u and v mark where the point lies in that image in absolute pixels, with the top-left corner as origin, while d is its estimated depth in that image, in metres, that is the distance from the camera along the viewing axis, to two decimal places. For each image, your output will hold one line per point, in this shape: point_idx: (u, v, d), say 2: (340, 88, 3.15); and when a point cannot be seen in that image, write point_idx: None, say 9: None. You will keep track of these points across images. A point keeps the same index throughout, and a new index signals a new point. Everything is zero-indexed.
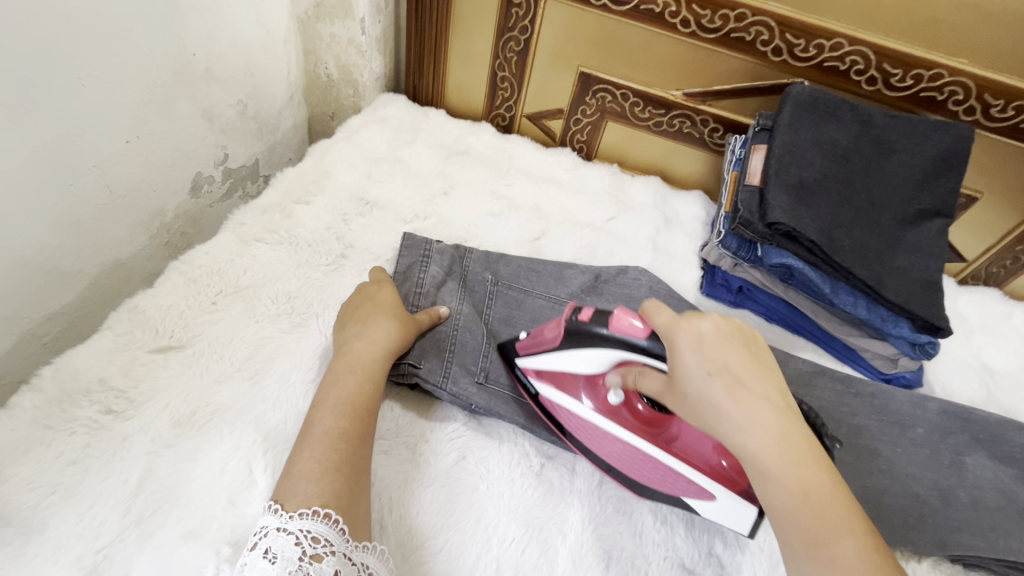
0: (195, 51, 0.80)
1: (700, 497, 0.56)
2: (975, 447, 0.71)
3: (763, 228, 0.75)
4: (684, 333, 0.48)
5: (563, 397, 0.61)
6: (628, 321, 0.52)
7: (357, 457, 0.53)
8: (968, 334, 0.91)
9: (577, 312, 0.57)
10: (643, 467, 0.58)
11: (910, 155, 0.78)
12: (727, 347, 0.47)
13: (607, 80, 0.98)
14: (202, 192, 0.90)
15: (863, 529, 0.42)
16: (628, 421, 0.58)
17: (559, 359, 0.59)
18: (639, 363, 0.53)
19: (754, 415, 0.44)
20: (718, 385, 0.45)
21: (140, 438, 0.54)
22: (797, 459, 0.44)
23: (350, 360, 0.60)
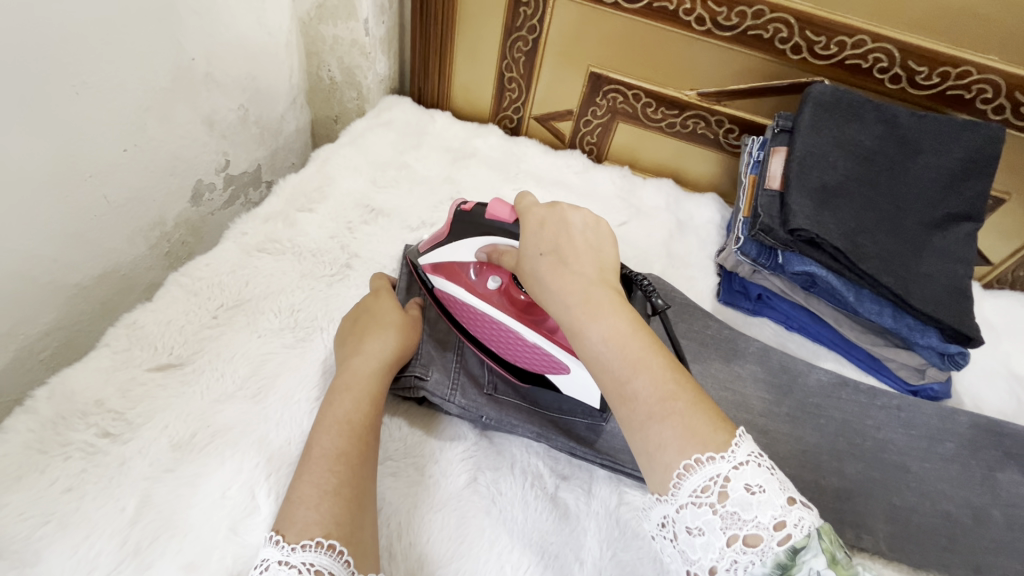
0: (194, 56, 0.77)
1: (559, 372, 0.59)
2: (1009, 463, 0.68)
3: (784, 235, 0.72)
4: (530, 216, 0.56)
5: (450, 284, 0.64)
6: (499, 206, 0.59)
7: (358, 478, 0.50)
8: (996, 341, 0.87)
9: (464, 205, 0.63)
10: (518, 351, 0.61)
11: (937, 157, 0.75)
12: (560, 233, 0.54)
13: (618, 81, 0.95)
14: (203, 200, 0.88)
15: (669, 370, 0.44)
16: (504, 305, 0.62)
17: (447, 248, 0.64)
18: (503, 245, 0.59)
19: (568, 279, 0.50)
20: (545, 261, 0.52)
21: (138, 463, 0.52)
22: (604, 307, 0.47)
23: (356, 377, 0.57)
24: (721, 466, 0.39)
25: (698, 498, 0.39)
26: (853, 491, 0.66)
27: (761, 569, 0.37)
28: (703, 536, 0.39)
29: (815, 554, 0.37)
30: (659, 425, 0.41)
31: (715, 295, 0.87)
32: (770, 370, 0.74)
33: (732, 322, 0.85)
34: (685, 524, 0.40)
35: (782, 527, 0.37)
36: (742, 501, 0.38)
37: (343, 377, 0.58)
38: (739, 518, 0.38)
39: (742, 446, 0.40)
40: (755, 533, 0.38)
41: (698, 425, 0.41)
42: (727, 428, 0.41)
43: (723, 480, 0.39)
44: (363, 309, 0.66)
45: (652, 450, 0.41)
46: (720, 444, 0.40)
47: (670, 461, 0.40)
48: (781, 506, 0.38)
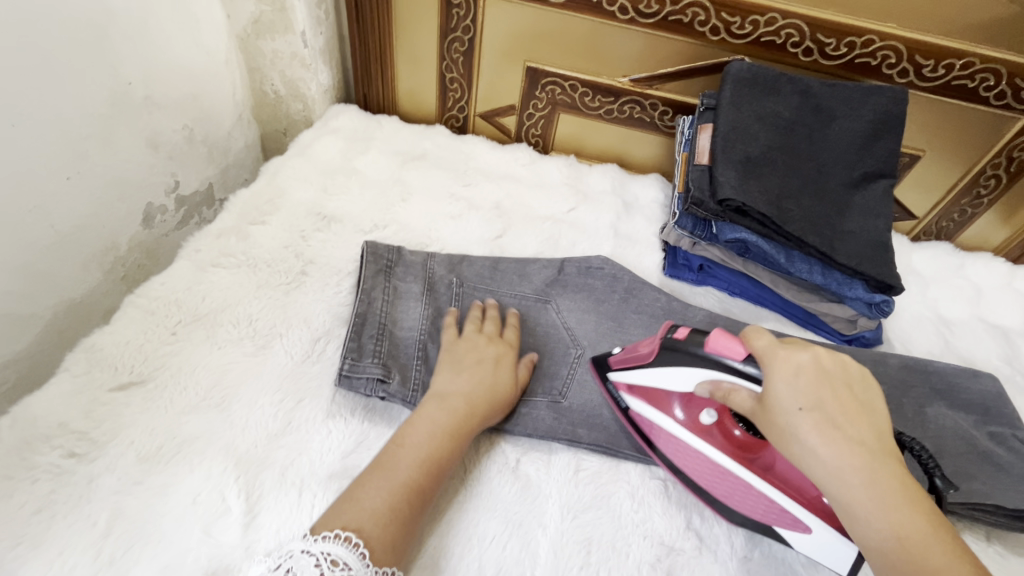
0: (131, 80, 0.78)
1: (794, 528, 0.56)
2: (935, 397, 0.73)
3: (714, 206, 0.77)
4: (773, 360, 0.49)
5: (652, 412, 0.62)
6: (723, 340, 0.53)
7: (422, 505, 0.53)
8: (923, 288, 0.94)
9: (673, 330, 0.58)
10: (735, 494, 0.58)
11: (850, 122, 0.81)
12: (825, 386, 0.48)
13: (554, 73, 0.99)
14: (154, 222, 0.89)
15: (966, 568, 0.42)
16: (720, 442, 0.59)
17: (651, 373, 0.60)
18: (729, 385, 0.53)
19: (848, 456, 0.45)
20: (808, 420, 0.46)
21: (107, 478, 0.54)
22: (893, 498, 0.44)
23: (444, 411, 0.59)
24: None
25: None
26: None
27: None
28: None
29: None
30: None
31: (661, 270, 0.90)
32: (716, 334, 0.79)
33: (679, 294, 0.89)
34: None
35: None
36: None
37: (429, 408, 0.60)
38: None
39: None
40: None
41: None
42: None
43: None
44: (480, 345, 0.67)
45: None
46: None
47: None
48: None
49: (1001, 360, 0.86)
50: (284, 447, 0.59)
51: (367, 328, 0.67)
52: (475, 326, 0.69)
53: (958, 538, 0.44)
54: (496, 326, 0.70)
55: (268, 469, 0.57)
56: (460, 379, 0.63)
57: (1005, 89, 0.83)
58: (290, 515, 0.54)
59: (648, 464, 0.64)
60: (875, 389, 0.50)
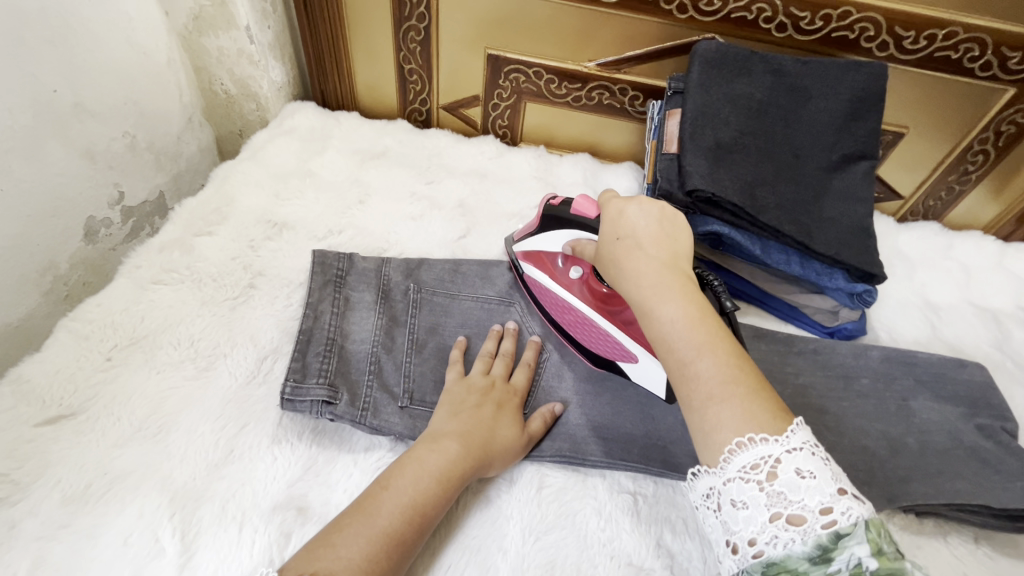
0: (57, 87, 0.73)
1: (627, 360, 0.63)
2: (920, 390, 0.70)
3: (683, 198, 0.72)
4: (609, 206, 0.57)
5: (536, 272, 0.69)
6: (586, 202, 0.60)
7: (402, 554, 0.48)
8: (910, 272, 0.90)
9: (552, 198, 0.65)
10: (591, 337, 0.66)
11: (826, 101, 0.76)
12: (645, 219, 0.54)
13: (517, 60, 0.93)
14: (99, 236, 0.84)
15: (732, 357, 0.45)
16: (585, 295, 0.66)
17: (538, 238, 0.68)
18: (585, 240, 0.61)
19: (644, 263, 0.50)
20: (619, 246, 0.53)
21: (30, 523, 0.50)
22: (674, 291, 0.47)
23: (435, 454, 0.54)
24: (774, 447, 0.40)
25: (745, 473, 0.40)
26: None
27: (802, 547, 0.37)
28: (747, 510, 0.40)
29: (859, 541, 0.37)
30: (717, 406, 0.42)
31: None
32: None
33: None
34: (731, 496, 0.41)
35: (827, 512, 0.37)
36: (791, 483, 0.39)
37: (419, 449, 0.55)
38: (784, 498, 0.39)
39: (796, 434, 0.40)
40: (800, 514, 0.38)
41: (756, 410, 0.42)
42: (784, 415, 0.42)
43: (774, 461, 0.40)
44: (484, 385, 0.61)
45: (707, 427, 0.42)
46: (776, 429, 0.41)
47: (721, 435, 0.42)
48: (829, 494, 0.38)
49: (991, 345, 0.83)
50: (225, 477, 0.55)
51: (313, 345, 0.63)
52: (483, 365, 0.64)
53: (733, 339, 0.46)
54: (505, 366, 0.65)
55: (208, 503, 0.53)
56: (454, 421, 0.57)
57: (991, 59, 0.78)
58: (229, 552, 0.50)
59: (616, 476, 0.61)
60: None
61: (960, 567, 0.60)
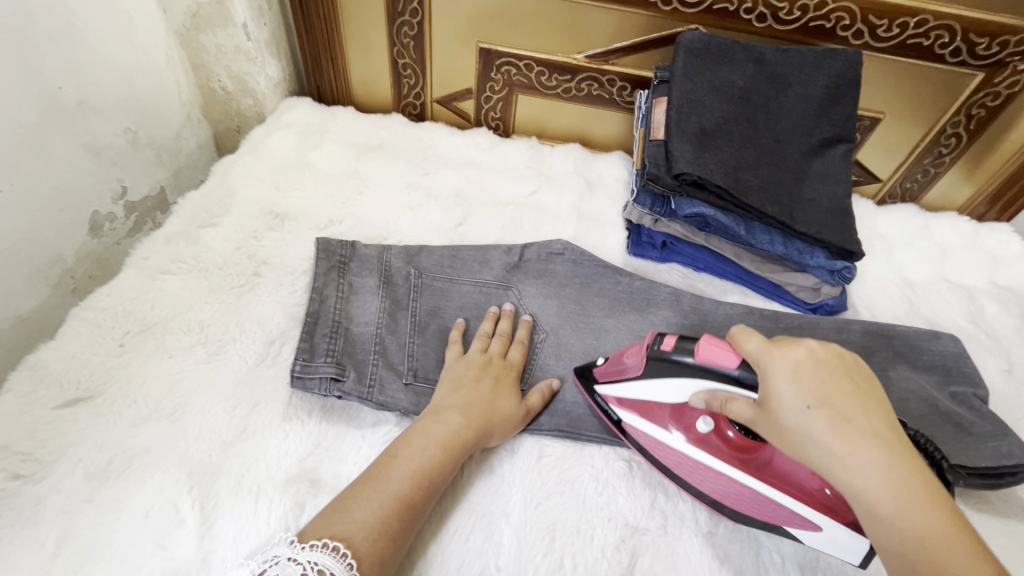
0: (62, 85, 0.75)
1: (805, 528, 0.53)
2: (897, 360, 0.74)
3: (670, 181, 0.75)
4: (770, 361, 0.47)
5: (647, 424, 0.60)
6: (711, 346, 0.52)
7: (414, 517, 0.51)
8: (889, 251, 0.94)
9: (660, 340, 0.57)
10: (742, 500, 0.56)
11: (804, 88, 0.79)
12: (828, 379, 0.46)
13: (508, 54, 0.96)
14: (103, 231, 0.86)
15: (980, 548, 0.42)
16: (720, 448, 0.57)
17: (642, 386, 0.58)
18: (724, 394, 0.52)
19: (863, 453, 0.43)
20: (818, 417, 0.45)
21: (54, 499, 0.53)
22: (907, 491, 0.43)
23: (439, 425, 0.57)
24: None
25: None
26: None
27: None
28: None
29: None
30: None
31: (624, 249, 0.89)
32: (683, 314, 0.75)
33: (643, 272, 0.87)
34: None
35: None
36: None
37: (424, 421, 0.58)
38: None
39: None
40: None
41: None
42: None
43: None
44: (482, 362, 0.65)
45: None
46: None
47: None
48: None
49: (966, 319, 0.87)
50: (240, 453, 0.58)
51: (319, 327, 0.66)
52: (482, 343, 0.67)
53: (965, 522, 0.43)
54: (502, 344, 0.68)
55: (224, 477, 0.56)
56: (456, 396, 0.61)
57: (959, 45, 0.82)
58: (247, 522, 0.53)
59: (611, 446, 0.64)
60: (875, 379, 0.49)
61: None
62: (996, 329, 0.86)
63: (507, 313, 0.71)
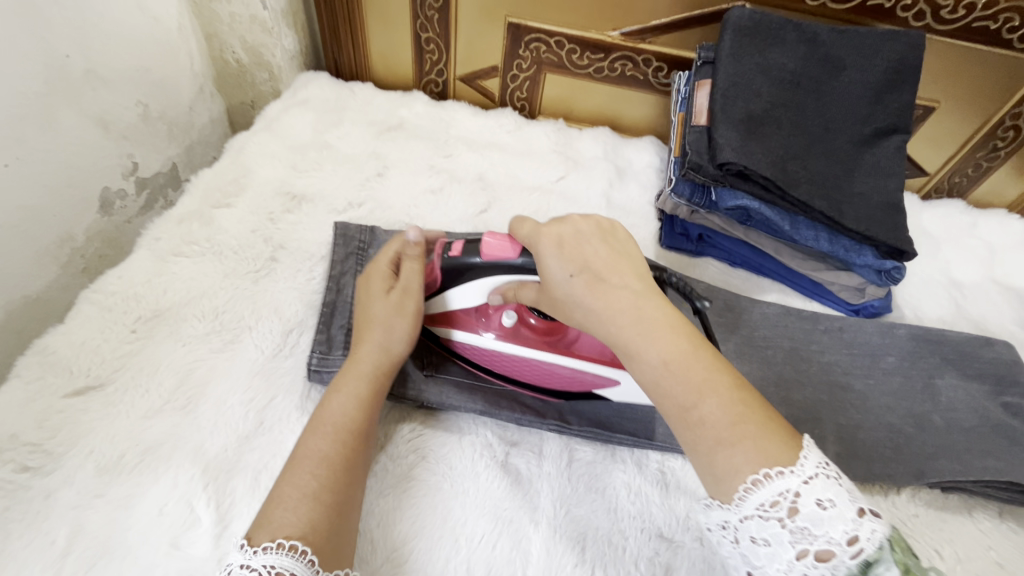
0: (69, 52, 0.71)
1: (608, 386, 0.60)
2: (947, 368, 0.70)
3: (713, 170, 0.71)
4: (540, 239, 0.50)
5: (462, 335, 0.60)
6: (493, 243, 0.52)
7: (347, 484, 0.48)
8: (935, 250, 0.89)
9: (448, 249, 0.56)
10: (553, 378, 0.61)
11: (860, 73, 0.74)
12: (590, 248, 0.49)
13: (538, 29, 0.91)
14: (114, 209, 0.83)
15: (734, 390, 0.43)
16: (527, 337, 0.59)
17: (446, 298, 0.58)
18: (513, 281, 0.53)
19: (619, 300, 0.46)
20: (579, 282, 0.47)
21: (65, 493, 0.50)
22: (658, 325, 0.45)
23: (351, 377, 0.54)
24: (791, 481, 0.39)
25: (766, 512, 0.39)
26: (809, 415, 0.67)
27: None
28: (769, 547, 0.39)
29: (887, 565, 0.36)
30: (728, 451, 0.41)
31: (657, 241, 0.84)
32: None
33: (677, 265, 0.83)
34: (749, 533, 0.40)
35: (854, 542, 0.37)
36: (813, 517, 0.38)
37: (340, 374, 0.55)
38: (809, 533, 0.38)
39: (809, 461, 0.40)
40: (826, 548, 0.37)
41: (767, 444, 0.40)
42: (792, 439, 0.41)
43: (793, 496, 0.39)
44: (377, 287, 0.59)
45: (720, 472, 0.41)
46: (788, 459, 0.40)
47: (735, 478, 0.40)
48: (852, 521, 0.37)
49: (1015, 325, 0.82)
50: (256, 449, 0.55)
51: (338, 317, 0.63)
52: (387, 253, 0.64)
53: (729, 368, 0.45)
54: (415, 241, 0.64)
55: (240, 474, 0.53)
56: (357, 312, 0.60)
57: None
58: None
59: (643, 450, 0.61)
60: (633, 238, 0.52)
61: (984, 541, 0.60)
62: None
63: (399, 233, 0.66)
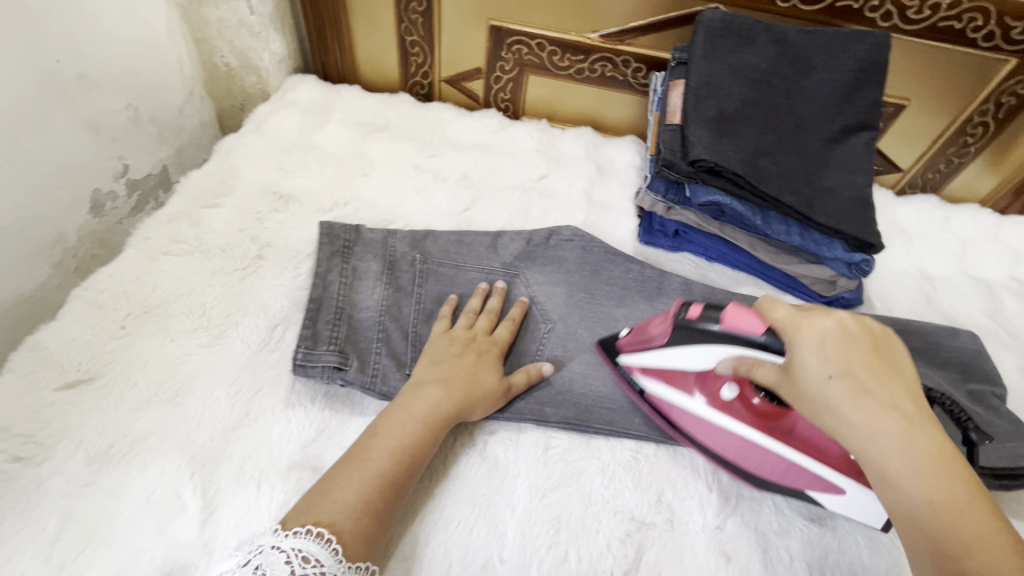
0: (60, 58, 0.73)
1: (827, 490, 0.56)
2: (914, 357, 0.72)
3: (686, 167, 0.73)
4: (795, 331, 0.47)
5: (669, 391, 0.61)
6: (738, 315, 0.52)
7: (396, 495, 0.51)
8: (908, 244, 0.91)
9: (684, 309, 0.57)
10: (755, 464, 0.58)
11: (829, 72, 0.76)
12: (855, 354, 0.45)
13: (520, 32, 0.93)
14: (105, 210, 0.85)
15: (1012, 553, 0.38)
16: (743, 414, 0.59)
17: (661, 354, 0.59)
18: (751, 358, 0.52)
19: (884, 419, 0.43)
20: (836, 387, 0.44)
21: (56, 482, 0.52)
22: (924, 460, 0.41)
23: (417, 401, 0.56)
24: None
25: None
26: None
27: None
28: None
29: None
30: None
31: (635, 237, 0.87)
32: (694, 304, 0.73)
33: (655, 260, 0.86)
34: None
35: None
36: None
37: (403, 398, 0.57)
38: None
39: None
40: None
41: None
42: None
43: None
44: (490, 368, 0.62)
45: None
46: None
47: None
48: None
49: (984, 315, 0.85)
50: (241, 440, 0.57)
51: (322, 313, 0.65)
52: (466, 319, 0.66)
53: (1007, 526, 0.40)
54: (489, 321, 0.67)
55: (226, 463, 0.55)
56: (435, 370, 0.60)
57: (993, 29, 0.79)
58: (248, 510, 0.52)
59: (619, 438, 0.63)
60: (906, 354, 0.47)
61: None
62: (1016, 326, 0.83)
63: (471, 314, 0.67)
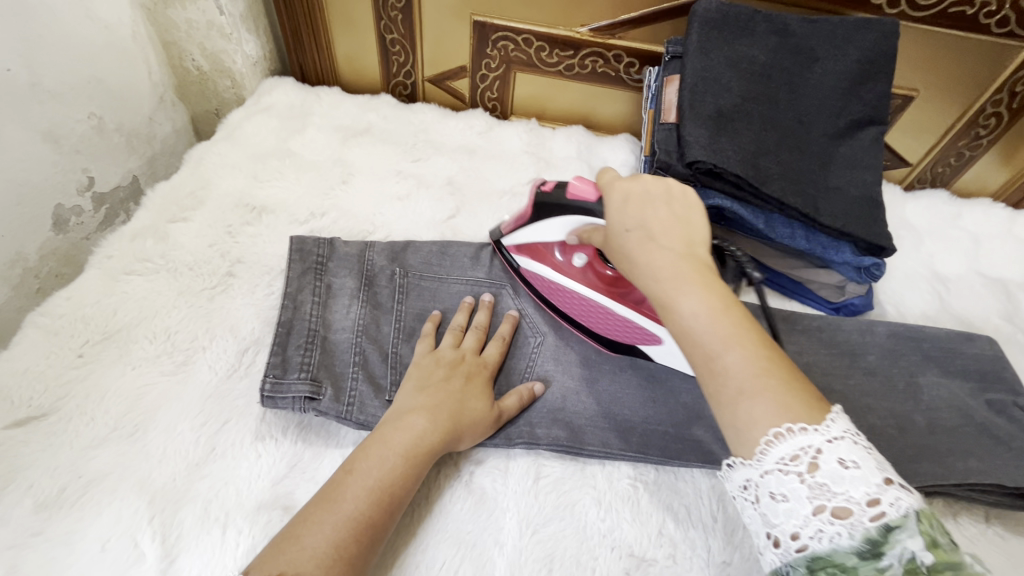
0: (10, 66, 0.68)
1: (650, 342, 0.61)
2: (928, 366, 0.68)
3: (683, 169, 0.69)
4: (613, 190, 0.52)
5: (537, 265, 0.66)
6: (579, 186, 0.57)
7: (374, 539, 0.46)
8: (918, 243, 0.87)
9: (542, 185, 0.61)
10: (603, 324, 0.63)
11: (834, 63, 0.71)
12: (652, 211, 0.49)
13: (505, 27, 0.88)
14: (69, 226, 0.80)
15: (762, 346, 0.40)
16: (593, 281, 0.64)
17: (532, 229, 0.64)
18: (587, 225, 0.58)
19: (661, 255, 0.46)
20: (633, 237, 0.48)
21: (1, 532, 0.48)
22: (694, 280, 0.44)
23: (398, 432, 0.51)
24: (814, 438, 0.36)
25: (785, 467, 0.36)
26: None
27: (848, 543, 0.34)
28: (787, 503, 0.36)
29: (910, 534, 0.33)
30: (749, 403, 0.38)
31: None
32: None
33: None
34: (768, 489, 0.37)
35: (874, 504, 0.34)
36: (834, 474, 0.35)
37: (384, 429, 0.52)
38: (828, 489, 0.35)
39: (837, 423, 0.37)
40: (846, 507, 0.34)
41: (791, 402, 0.38)
42: (819, 406, 0.38)
43: (814, 452, 0.36)
44: (477, 393, 0.57)
45: (740, 424, 0.39)
46: (813, 418, 0.37)
47: (755, 432, 0.38)
48: (876, 485, 0.34)
49: (1000, 317, 0.80)
50: (207, 477, 0.53)
51: (294, 337, 0.60)
52: (453, 338, 0.62)
53: (761, 330, 0.42)
54: (477, 340, 0.62)
55: (189, 504, 0.51)
56: (420, 396, 0.55)
57: (1008, 14, 0.74)
58: (212, 557, 0.48)
59: (616, 464, 0.58)
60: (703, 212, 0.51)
61: (969, 547, 0.58)
62: None
63: (461, 332, 0.62)
